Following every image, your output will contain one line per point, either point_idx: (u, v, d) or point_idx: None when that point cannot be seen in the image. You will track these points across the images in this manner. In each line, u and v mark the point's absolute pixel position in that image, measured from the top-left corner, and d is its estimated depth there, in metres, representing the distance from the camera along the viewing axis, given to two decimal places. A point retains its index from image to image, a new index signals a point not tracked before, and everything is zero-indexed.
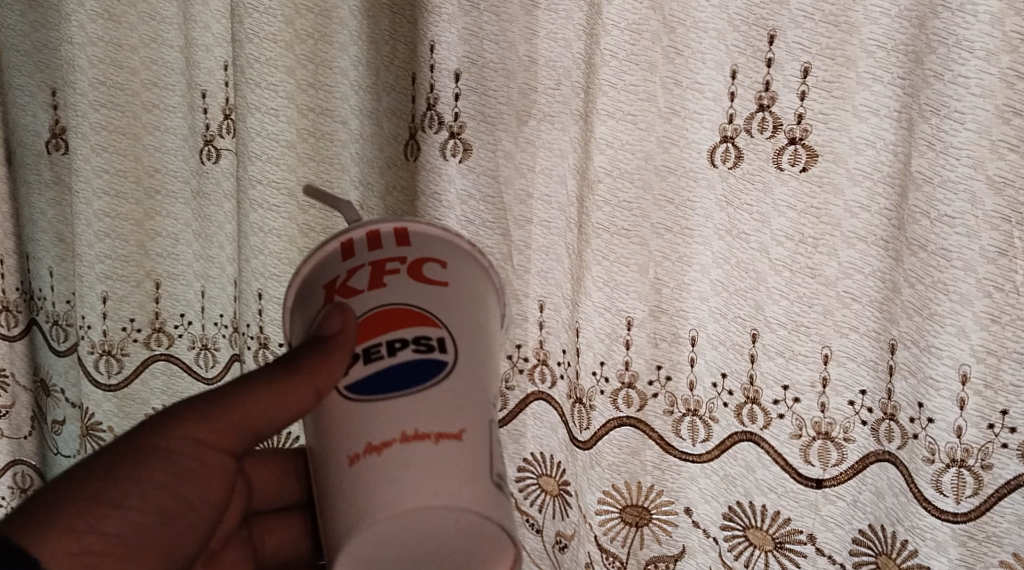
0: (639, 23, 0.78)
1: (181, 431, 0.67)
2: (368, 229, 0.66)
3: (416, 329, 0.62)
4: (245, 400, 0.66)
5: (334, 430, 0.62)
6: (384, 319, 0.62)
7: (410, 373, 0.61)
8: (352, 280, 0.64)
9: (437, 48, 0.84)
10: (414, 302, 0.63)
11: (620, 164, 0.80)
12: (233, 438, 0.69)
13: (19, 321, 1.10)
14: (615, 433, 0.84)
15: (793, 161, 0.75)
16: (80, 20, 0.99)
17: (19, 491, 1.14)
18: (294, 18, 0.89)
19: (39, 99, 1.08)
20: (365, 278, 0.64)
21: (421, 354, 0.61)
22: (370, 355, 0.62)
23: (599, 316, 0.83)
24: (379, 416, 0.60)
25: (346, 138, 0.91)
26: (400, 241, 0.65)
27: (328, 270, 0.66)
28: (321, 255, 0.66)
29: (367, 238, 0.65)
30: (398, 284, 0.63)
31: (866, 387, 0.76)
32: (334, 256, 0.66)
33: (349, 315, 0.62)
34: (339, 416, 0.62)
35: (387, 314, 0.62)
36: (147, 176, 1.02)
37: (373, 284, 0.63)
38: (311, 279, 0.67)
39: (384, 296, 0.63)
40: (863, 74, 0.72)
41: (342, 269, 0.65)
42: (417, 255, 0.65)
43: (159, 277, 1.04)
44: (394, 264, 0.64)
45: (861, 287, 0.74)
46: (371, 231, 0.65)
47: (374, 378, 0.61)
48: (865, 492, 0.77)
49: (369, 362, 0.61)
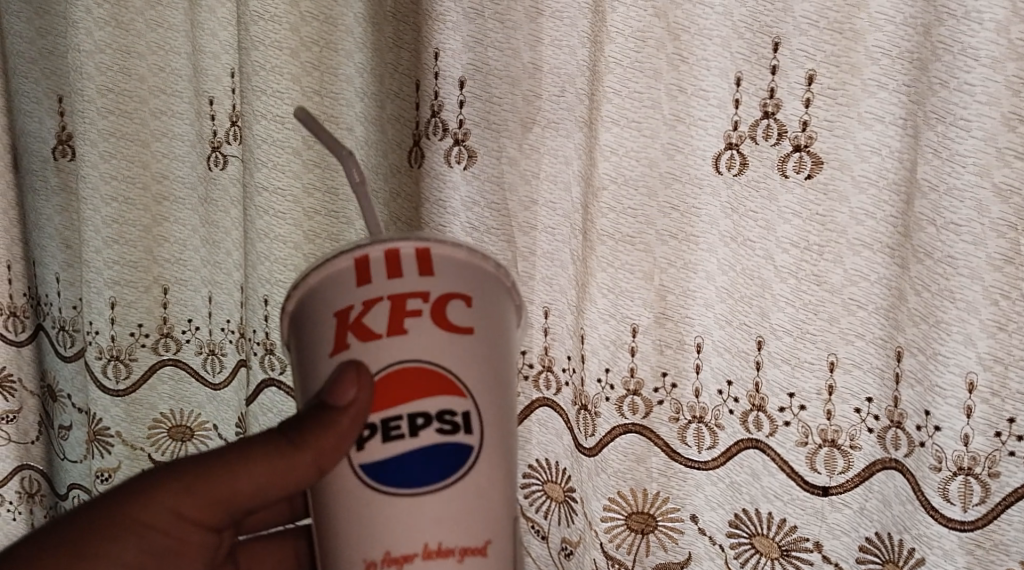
0: (644, 30, 0.78)
1: (162, 502, 0.68)
2: (387, 253, 0.63)
3: (441, 394, 0.61)
4: (236, 471, 0.66)
5: (348, 513, 0.62)
6: (408, 381, 0.61)
7: (434, 455, 0.60)
8: (369, 317, 0.62)
9: (441, 56, 0.83)
10: (439, 368, 0.61)
11: (625, 172, 0.80)
12: (215, 514, 0.69)
13: (26, 326, 1.10)
14: (621, 441, 0.84)
15: (798, 169, 0.75)
16: (87, 28, 1.00)
17: (26, 496, 1.14)
18: (299, 26, 0.90)
19: (46, 106, 1.08)
20: (384, 318, 0.62)
21: (444, 433, 0.61)
22: (389, 427, 0.61)
23: (603, 322, 0.83)
24: (402, 514, 0.60)
25: (352, 145, 0.91)
26: (422, 269, 0.63)
27: (340, 291, 0.63)
28: (333, 270, 0.64)
29: (386, 264, 0.63)
30: (420, 331, 0.62)
31: (873, 394, 0.75)
32: (348, 273, 0.63)
33: (369, 378, 0.61)
34: (355, 498, 0.62)
35: (410, 383, 0.61)
36: (155, 182, 1.02)
37: (394, 331, 0.62)
38: (320, 296, 0.64)
39: (409, 349, 0.62)
40: (868, 81, 0.72)
41: (357, 299, 0.62)
42: (441, 296, 0.63)
43: (167, 283, 1.03)
44: (415, 304, 0.62)
45: (867, 294, 0.74)
46: (390, 257, 0.63)
47: (395, 457, 0.61)
48: (871, 500, 0.77)
49: (387, 436, 0.61)
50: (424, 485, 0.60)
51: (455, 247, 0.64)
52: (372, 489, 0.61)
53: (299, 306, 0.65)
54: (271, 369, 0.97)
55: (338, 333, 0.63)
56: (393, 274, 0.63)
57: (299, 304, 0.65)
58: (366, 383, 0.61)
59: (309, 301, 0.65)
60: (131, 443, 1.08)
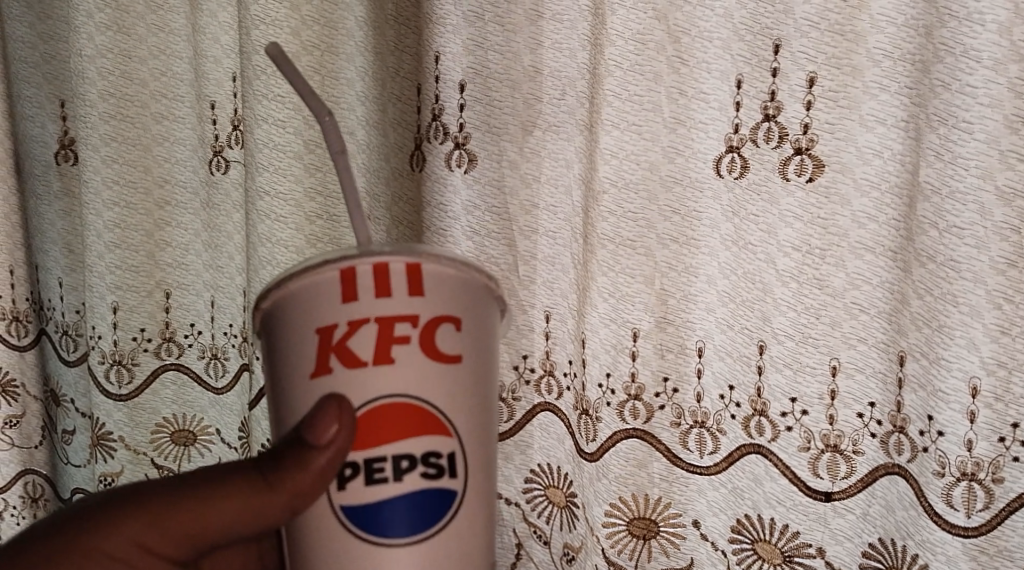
0: (644, 32, 0.78)
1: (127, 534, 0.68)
2: (377, 269, 0.62)
3: (425, 427, 0.62)
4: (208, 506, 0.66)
5: (324, 554, 0.63)
6: (394, 414, 0.62)
7: (417, 497, 0.62)
8: (354, 340, 0.62)
9: (442, 59, 0.83)
10: (424, 405, 0.62)
11: (625, 175, 0.80)
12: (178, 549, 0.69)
13: (29, 331, 1.10)
14: (622, 445, 0.83)
15: (800, 172, 0.74)
16: (89, 33, 1.00)
17: (30, 501, 1.14)
18: (300, 30, 0.89)
19: (48, 110, 1.08)
20: (370, 344, 0.62)
21: (428, 473, 0.62)
22: (371, 465, 0.62)
23: (604, 327, 0.83)
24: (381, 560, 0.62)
25: (353, 149, 0.91)
26: (411, 290, 0.63)
27: (325, 305, 0.63)
28: (318, 280, 0.63)
29: (374, 282, 0.62)
30: (407, 359, 0.62)
31: (875, 399, 0.75)
32: (333, 288, 0.63)
33: (352, 412, 0.61)
34: (334, 540, 0.62)
35: (395, 418, 0.62)
36: (157, 187, 1.02)
37: (380, 359, 0.62)
38: (304, 309, 0.64)
39: (396, 379, 0.62)
40: (869, 83, 0.71)
41: (344, 318, 0.62)
42: (429, 322, 0.63)
43: (169, 287, 1.03)
44: (403, 330, 0.63)
45: (869, 298, 0.74)
46: (380, 274, 0.62)
47: (376, 495, 0.61)
48: (874, 505, 0.76)
49: (369, 473, 0.62)
50: (404, 527, 0.61)
51: (446, 265, 0.64)
52: (350, 529, 0.62)
53: (280, 311, 0.65)
54: None
55: (321, 351, 0.63)
56: (381, 293, 0.62)
57: (280, 311, 0.65)
58: (348, 418, 0.61)
59: (291, 309, 0.64)
60: (134, 447, 1.07)
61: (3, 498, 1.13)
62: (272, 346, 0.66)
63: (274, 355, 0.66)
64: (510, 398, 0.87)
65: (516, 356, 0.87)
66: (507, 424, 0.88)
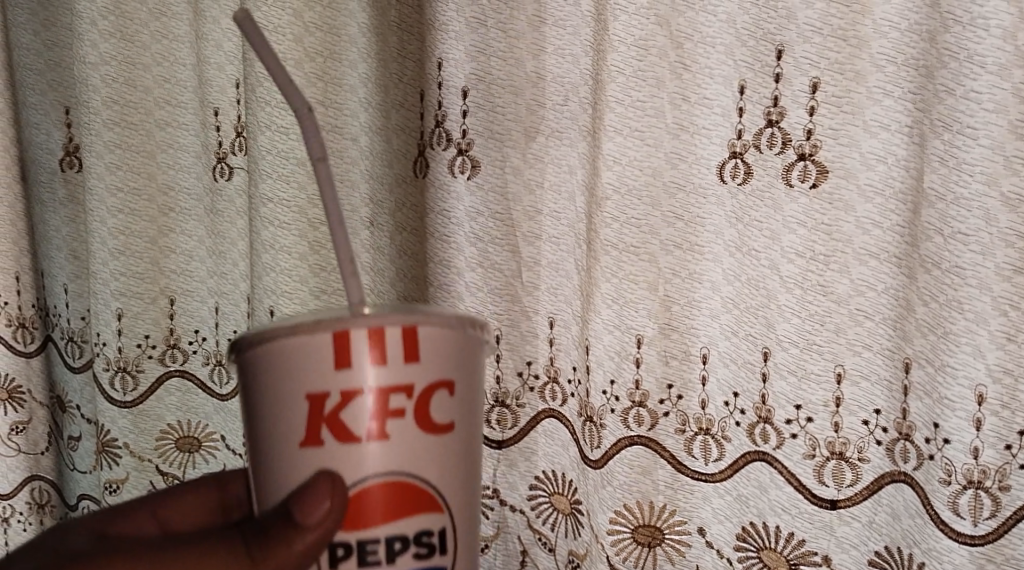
0: (646, 39, 0.77)
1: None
2: (372, 337, 0.58)
3: (419, 505, 0.59)
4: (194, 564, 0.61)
5: None
6: (387, 491, 0.59)
7: None
8: (348, 412, 0.58)
9: (444, 65, 0.83)
10: (419, 482, 0.59)
11: (628, 182, 0.79)
12: None
13: (35, 337, 1.10)
14: (626, 453, 0.83)
15: (803, 178, 0.74)
16: (92, 40, 0.99)
17: (36, 507, 1.14)
18: (302, 36, 0.89)
19: (53, 117, 1.08)
20: (364, 416, 0.58)
21: (422, 553, 0.59)
22: (363, 544, 0.59)
23: (608, 333, 0.82)
24: None
25: (357, 155, 0.91)
26: (408, 357, 0.58)
27: (315, 372, 0.58)
28: (308, 345, 0.58)
29: (369, 350, 0.58)
30: (402, 432, 0.59)
31: (881, 405, 0.74)
32: (325, 354, 0.58)
33: (345, 491, 0.58)
34: None
35: (389, 497, 0.59)
36: (161, 194, 1.02)
37: (374, 433, 0.58)
38: (290, 374, 0.58)
39: (390, 453, 0.59)
40: (873, 88, 0.71)
41: (335, 390, 0.58)
42: (425, 392, 0.59)
43: (173, 293, 1.03)
44: (399, 401, 0.59)
45: (874, 304, 0.73)
46: (375, 342, 0.58)
47: None
48: (881, 513, 0.75)
49: (361, 552, 0.59)
50: None
51: (445, 329, 0.60)
52: None
53: (263, 369, 0.59)
54: None
55: (310, 421, 0.58)
56: (378, 362, 0.58)
57: (263, 368, 0.59)
58: (342, 498, 0.57)
59: (276, 369, 0.59)
60: (139, 454, 1.07)
61: (9, 505, 1.13)
62: (252, 403, 0.61)
63: (254, 412, 0.61)
64: (514, 404, 0.87)
65: (521, 362, 0.87)
66: (512, 430, 0.87)
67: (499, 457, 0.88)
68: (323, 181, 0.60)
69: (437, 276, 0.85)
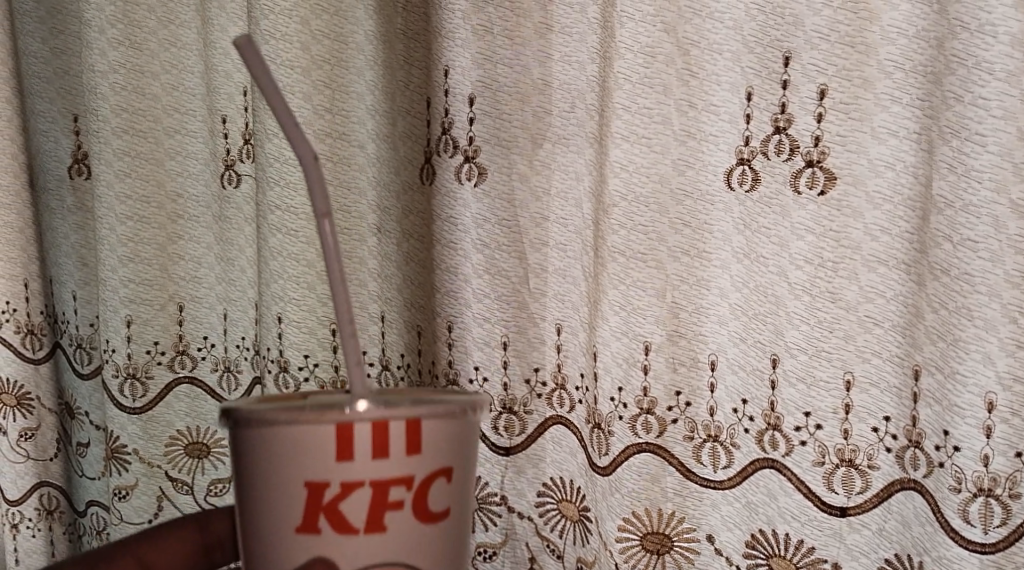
0: (653, 46, 0.77)
1: None
2: (375, 430, 0.53)
3: None
4: None
5: None
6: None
7: None
8: (345, 504, 0.53)
9: (450, 73, 0.84)
10: None
11: (635, 188, 0.79)
12: None
13: (44, 344, 1.11)
14: (635, 460, 0.82)
15: (811, 185, 0.74)
16: (101, 48, 1.00)
17: (46, 513, 1.13)
18: (310, 44, 0.88)
19: (61, 125, 1.09)
20: (362, 510, 0.53)
21: None
22: None
23: (616, 340, 0.81)
24: None
25: (364, 162, 0.91)
26: (410, 448, 0.53)
27: (311, 461, 0.53)
28: (306, 433, 0.53)
29: (371, 443, 0.53)
30: (401, 528, 0.54)
31: (890, 412, 0.74)
32: (321, 443, 0.53)
33: None
34: None
35: None
36: (170, 201, 1.02)
37: (372, 529, 0.53)
38: (284, 460, 0.53)
39: (380, 550, 0.54)
40: (881, 95, 0.71)
41: (334, 482, 0.53)
42: (427, 486, 0.54)
43: (182, 300, 1.03)
44: (399, 494, 0.54)
45: (883, 311, 0.73)
46: (378, 434, 0.53)
47: None
48: (891, 521, 0.75)
49: None
50: None
51: (450, 419, 0.55)
52: None
53: (252, 448, 0.54)
54: (286, 387, 0.95)
55: (304, 511, 0.54)
56: (378, 455, 0.53)
57: (252, 448, 0.54)
58: None
59: (267, 452, 0.54)
60: (149, 460, 1.06)
61: (19, 511, 1.13)
62: (243, 481, 0.56)
63: (242, 490, 0.56)
64: (521, 411, 0.87)
65: (528, 369, 0.87)
66: (519, 437, 0.88)
67: (507, 463, 0.88)
68: (327, 240, 0.53)
69: (444, 281, 0.87)
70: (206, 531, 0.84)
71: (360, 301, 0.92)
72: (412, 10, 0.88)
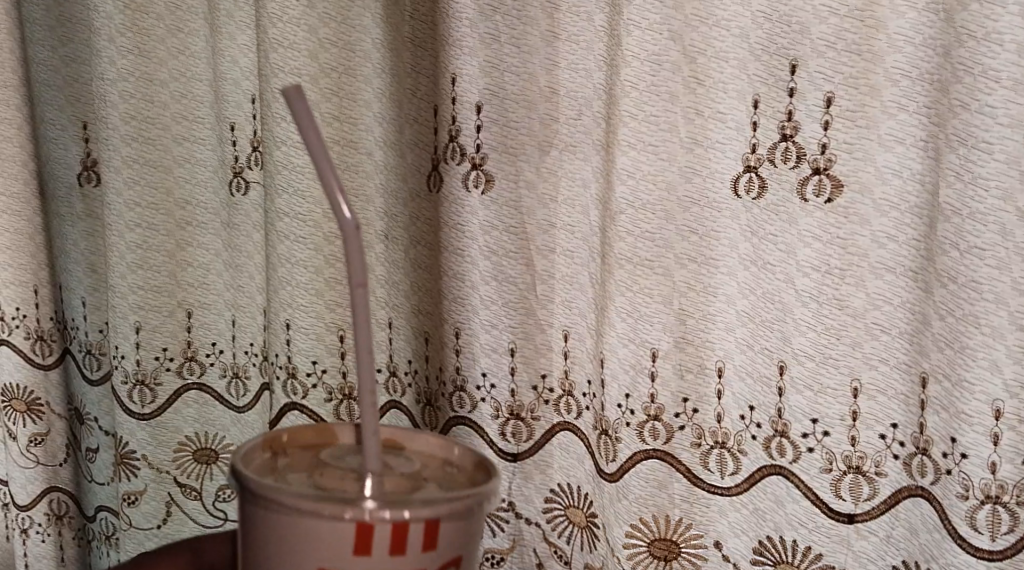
0: (660, 53, 0.77)
1: None
2: (395, 529, 0.47)
3: None
4: None
5: None
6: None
7: None
8: None
9: (458, 81, 0.84)
10: None
11: (642, 196, 0.79)
12: None
13: (53, 350, 1.11)
14: (642, 466, 0.82)
15: (819, 192, 0.74)
16: (111, 57, 1.00)
17: (55, 518, 1.14)
18: (319, 52, 0.89)
19: (71, 132, 1.09)
20: None
21: None
22: None
23: (623, 347, 0.81)
24: None
25: (371, 169, 0.91)
26: (429, 547, 0.48)
27: (323, 551, 0.47)
28: (319, 524, 0.47)
29: (389, 541, 0.47)
30: None
31: (898, 420, 0.74)
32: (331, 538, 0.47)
33: None
34: None
35: None
36: (178, 208, 1.02)
37: None
38: (294, 545, 0.48)
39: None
40: (888, 103, 0.71)
41: None
42: None
43: (190, 306, 1.04)
44: None
45: (890, 318, 0.73)
46: (397, 533, 0.47)
47: None
48: (898, 528, 0.75)
49: None
50: None
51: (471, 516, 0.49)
52: None
53: (258, 522, 0.49)
54: (294, 393, 0.96)
55: None
56: (395, 554, 0.47)
57: (258, 524, 0.49)
58: None
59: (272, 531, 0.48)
60: (158, 466, 1.07)
61: (29, 516, 1.14)
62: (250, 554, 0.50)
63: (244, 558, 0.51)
64: (529, 418, 0.87)
65: (535, 376, 0.87)
66: (526, 444, 0.88)
67: (515, 469, 0.88)
68: (359, 310, 0.48)
69: (452, 288, 0.87)
70: (200, 555, 0.76)
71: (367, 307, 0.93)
72: (422, 17, 0.87)
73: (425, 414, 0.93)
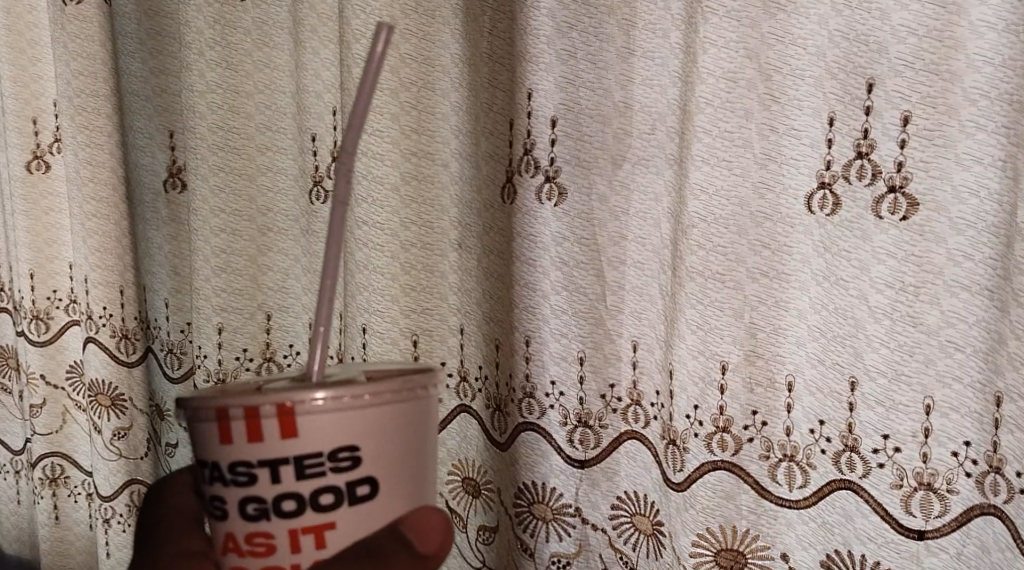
0: (735, 71, 0.79)
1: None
2: (422, 386, 0.64)
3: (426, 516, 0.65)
4: None
5: None
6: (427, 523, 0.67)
7: None
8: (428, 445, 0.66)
9: (534, 96, 0.86)
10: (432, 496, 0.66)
11: (714, 211, 0.80)
12: None
13: (138, 348, 1.14)
14: (709, 477, 0.83)
15: (893, 210, 0.74)
16: (200, 69, 1.03)
17: (136, 509, 1.17)
18: (399, 68, 0.92)
19: (157, 141, 1.11)
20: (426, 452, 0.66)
21: None
22: None
23: (693, 358, 0.83)
24: None
25: (448, 181, 0.93)
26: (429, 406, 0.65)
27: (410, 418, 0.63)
28: (392, 396, 0.62)
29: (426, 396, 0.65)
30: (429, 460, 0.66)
31: (971, 438, 0.74)
32: (322, 429, 0.60)
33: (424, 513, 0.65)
34: None
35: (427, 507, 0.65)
36: (260, 215, 1.04)
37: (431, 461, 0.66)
38: (362, 428, 0.61)
39: (418, 477, 0.64)
40: (965, 122, 0.71)
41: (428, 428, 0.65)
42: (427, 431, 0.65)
43: (270, 309, 1.05)
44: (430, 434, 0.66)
45: (963, 336, 0.73)
46: (423, 387, 0.64)
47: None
48: (969, 546, 0.75)
49: None
50: None
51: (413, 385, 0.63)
52: None
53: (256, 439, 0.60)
54: None
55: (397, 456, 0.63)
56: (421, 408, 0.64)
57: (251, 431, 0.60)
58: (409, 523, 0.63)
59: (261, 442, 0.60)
60: None
61: (111, 507, 1.17)
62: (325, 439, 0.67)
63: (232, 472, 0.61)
64: (596, 426, 0.88)
65: (603, 385, 0.88)
66: (594, 451, 0.88)
67: (581, 476, 0.89)
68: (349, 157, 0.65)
69: (524, 297, 0.88)
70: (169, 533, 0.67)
71: (439, 313, 0.95)
72: (500, 34, 0.88)
73: (495, 419, 0.94)
